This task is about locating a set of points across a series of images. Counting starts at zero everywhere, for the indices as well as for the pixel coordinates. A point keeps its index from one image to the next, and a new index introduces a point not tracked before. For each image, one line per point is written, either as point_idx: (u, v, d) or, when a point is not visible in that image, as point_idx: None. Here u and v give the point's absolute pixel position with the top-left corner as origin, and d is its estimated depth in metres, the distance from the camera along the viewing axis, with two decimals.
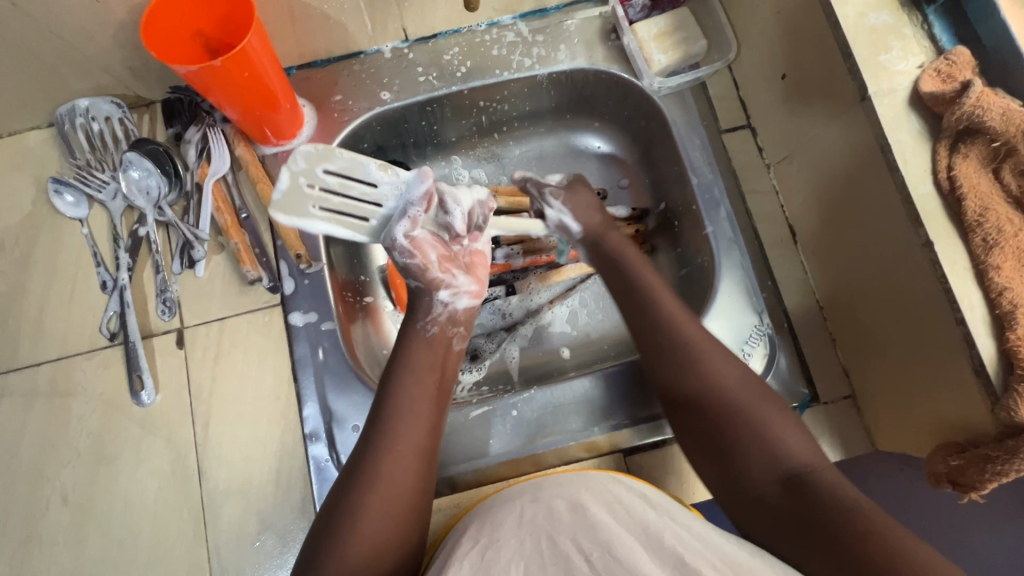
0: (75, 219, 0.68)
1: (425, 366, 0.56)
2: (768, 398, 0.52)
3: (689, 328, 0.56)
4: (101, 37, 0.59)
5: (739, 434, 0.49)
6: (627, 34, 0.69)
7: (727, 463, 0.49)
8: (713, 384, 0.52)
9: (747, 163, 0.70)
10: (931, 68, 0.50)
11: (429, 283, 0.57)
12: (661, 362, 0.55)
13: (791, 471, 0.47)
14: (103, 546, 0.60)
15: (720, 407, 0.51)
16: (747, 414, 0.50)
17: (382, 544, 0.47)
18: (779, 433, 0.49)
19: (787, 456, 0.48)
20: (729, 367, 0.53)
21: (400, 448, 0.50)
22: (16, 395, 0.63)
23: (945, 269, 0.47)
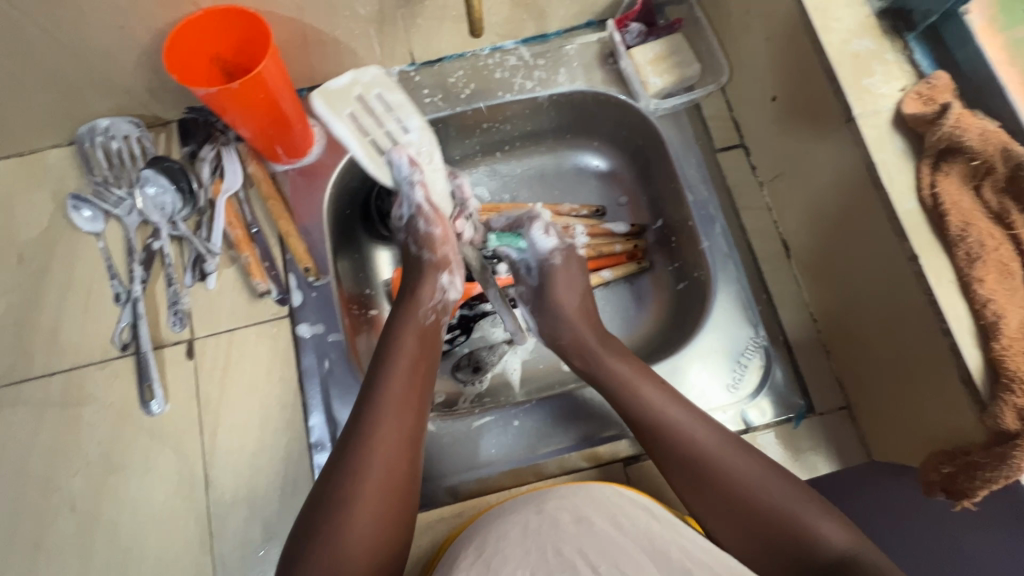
0: (91, 233, 0.70)
1: (410, 374, 0.56)
2: (791, 489, 0.50)
3: (701, 434, 0.54)
4: (123, 60, 0.63)
5: (779, 530, 0.48)
6: (624, 59, 0.72)
7: (775, 561, 0.47)
8: (739, 486, 0.51)
9: (741, 180, 0.72)
10: (912, 90, 0.53)
11: (441, 257, 0.66)
12: (677, 473, 0.54)
13: (835, 560, 0.45)
14: (109, 555, 0.61)
15: (758, 514, 0.49)
16: (783, 509, 0.48)
17: (375, 537, 0.47)
18: (817, 525, 0.47)
19: (830, 549, 0.45)
20: (748, 462, 0.52)
21: (380, 434, 0.51)
22: (28, 404, 0.65)
23: (930, 281, 0.49)
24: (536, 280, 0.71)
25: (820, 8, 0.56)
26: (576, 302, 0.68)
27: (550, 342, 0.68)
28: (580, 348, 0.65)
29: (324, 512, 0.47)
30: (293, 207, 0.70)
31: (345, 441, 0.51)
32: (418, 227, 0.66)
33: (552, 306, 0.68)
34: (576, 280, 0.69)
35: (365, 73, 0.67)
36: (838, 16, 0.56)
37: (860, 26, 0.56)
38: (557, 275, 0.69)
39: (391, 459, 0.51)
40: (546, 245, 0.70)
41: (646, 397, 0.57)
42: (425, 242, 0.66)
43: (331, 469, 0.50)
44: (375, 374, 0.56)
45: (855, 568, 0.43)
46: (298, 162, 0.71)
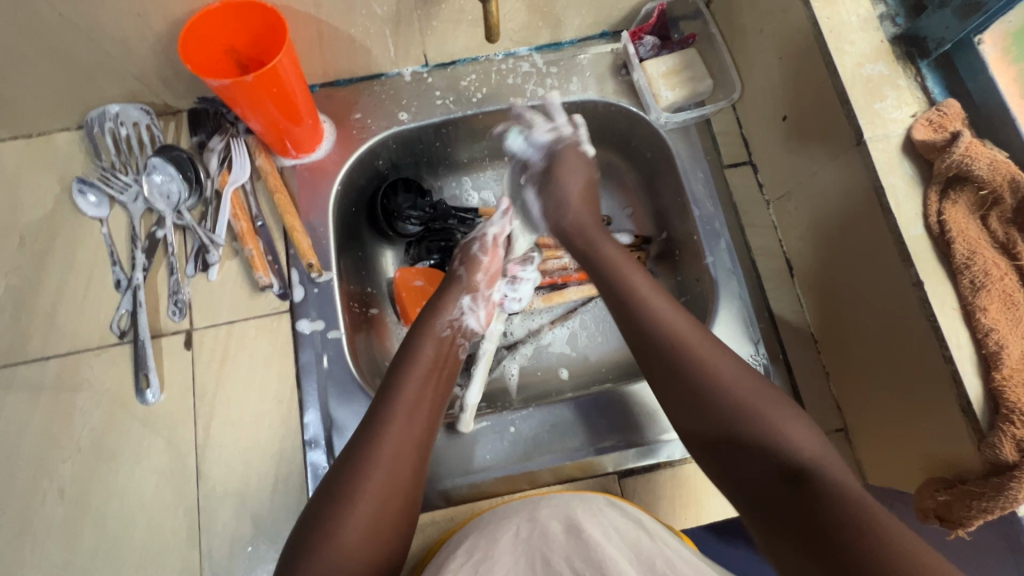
0: (95, 219, 0.70)
1: (423, 375, 0.57)
2: (763, 390, 0.49)
3: (677, 324, 0.54)
4: (137, 48, 0.62)
5: (743, 425, 0.47)
6: (637, 71, 0.72)
7: (737, 464, 0.46)
8: (709, 381, 0.50)
9: (748, 198, 0.72)
10: (923, 117, 0.53)
11: (471, 280, 0.68)
12: (655, 366, 0.53)
13: (795, 468, 0.43)
14: (96, 543, 0.60)
15: (722, 407, 0.48)
16: (749, 412, 0.47)
17: (371, 535, 0.47)
18: (785, 430, 0.45)
19: (794, 452, 0.44)
20: (723, 360, 0.51)
21: (393, 437, 0.51)
22: (22, 388, 0.64)
23: (934, 307, 0.49)
24: (545, 163, 0.72)
25: (835, 31, 0.57)
26: (579, 189, 0.70)
27: (553, 226, 0.69)
28: (585, 232, 0.66)
29: (326, 509, 0.47)
30: (299, 202, 0.70)
31: (357, 440, 0.52)
32: (471, 248, 0.70)
33: (555, 185, 0.69)
34: (580, 163, 0.71)
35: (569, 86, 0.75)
36: (852, 39, 0.56)
37: (874, 51, 0.56)
38: (567, 155, 0.71)
39: (398, 462, 0.51)
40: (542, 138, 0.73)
41: (634, 284, 0.58)
42: (468, 262, 0.69)
43: (340, 467, 0.50)
44: (392, 375, 0.57)
45: (816, 477, 0.42)
46: (305, 157, 0.71)
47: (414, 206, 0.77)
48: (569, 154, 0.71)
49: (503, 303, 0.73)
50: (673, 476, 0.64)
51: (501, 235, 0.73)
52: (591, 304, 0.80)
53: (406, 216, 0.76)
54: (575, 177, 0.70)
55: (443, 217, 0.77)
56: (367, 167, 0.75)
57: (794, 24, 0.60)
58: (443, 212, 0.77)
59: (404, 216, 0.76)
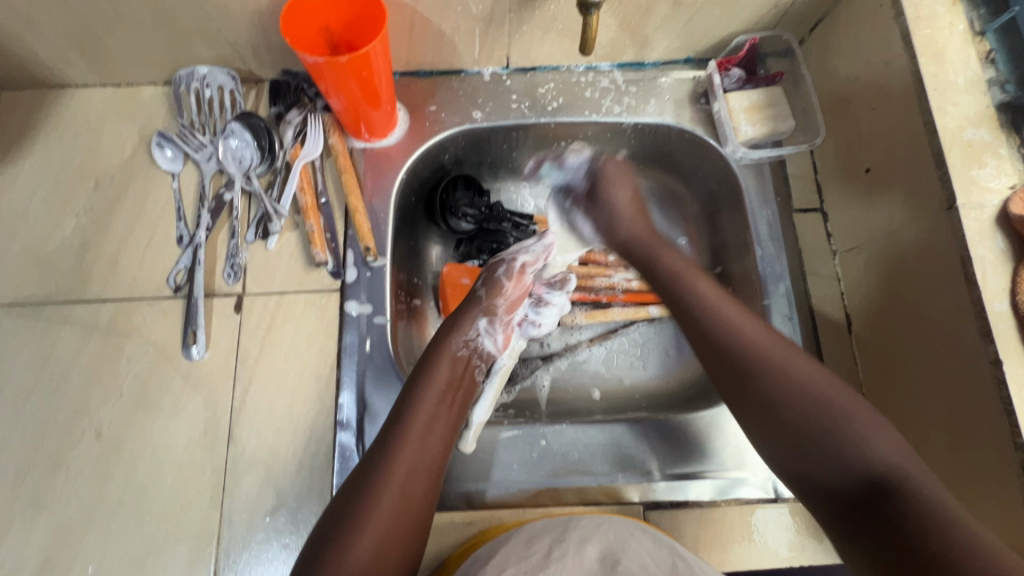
0: (168, 172, 0.72)
1: (440, 394, 0.59)
2: (839, 390, 0.50)
3: (751, 330, 0.56)
4: (237, 16, 0.64)
5: (816, 431, 0.49)
6: (719, 101, 0.71)
7: (812, 470, 0.48)
8: (790, 387, 0.51)
9: (815, 245, 0.70)
10: (1023, 191, 0.51)
11: (490, 302, 0.67)
12: (726, 370, 0.55)
13: (875, 473, 0.45)
14: (124, 488, 0.61)
15: (794, 402, 0.51)
16: (826, 412, 0.49)
17: (383, 553, 0.47)
18: (868, 437, 0.47)
19: (880, 459, 0.45)
20: (800, 364, 0.53)
21: (403, 462, 0.52)
22: (76, 325, 0.66)
23: (1011, 392, 0.47)
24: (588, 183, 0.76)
25: (939, 90, 0.55)
26: (626, 198, 0.74)
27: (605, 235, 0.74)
28: (646, 243, 0.70)
29: (339, 525, 0.48)
30: (364, 184, 0.71)
31: (370, 460, 0.52)
32: (496, 271, 0.69)
33: (604, 202, 0.74)
34: (625, 171, 0.76)
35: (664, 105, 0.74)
36: (956, 101, 0.55)
37: (978, 115, 0.54)
38: (607, 169, 0.76)
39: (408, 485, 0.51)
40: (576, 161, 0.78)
41: (703, 292, 0.61)
42: (491, 284, 0.68)
43: (357, 474, 0.51)
44: (410, 388, 0.58)
45: (903, 486, 0.43)
46: (376, 141, 0.72)
47: (470, 204, 0.76)
48: (611, 167, 0.76)
49: (523, 326, 0.72)
50: (704, 520, 0.61)
51: (531, 262, 0.72)
52: (632, 328, 0.79)
53: (461, 212, 0.76)
54: (621, 185, 0.75)
55: (498, 219, 0.77)
56: (432, 159, 0.76)
57: (895, 76, 0.59)
58: (498, 215, 0.77)
59: (459, 213, 0.76)
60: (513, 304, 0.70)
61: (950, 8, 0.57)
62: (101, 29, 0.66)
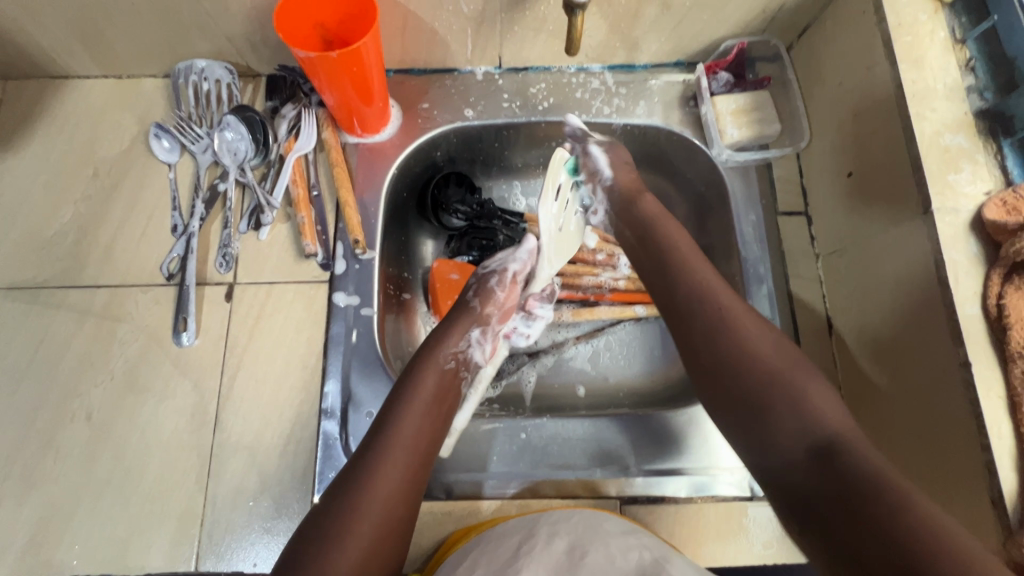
0: (165, 163, 0.73)
1: (425, 410, 0.56)
2: (796, 360, 0.50)
3: (723, 294, 0.56)
4: (234, 11, 0.65)
5: (769, 396, 0.48)
6: (706, 104, 0.72)
7: (759, 440, 0.48)
8: (744, 354, 0.51)
9: (798, 248, 0.71)
10: (997, 196, 0.51)
11: (482, 313, 0.65)
12: (690, 329, 0.55)
13: (822, 437, 0.44)
14: (112, 469, 0.63)
15: (755, 367, 0.50)
16: (785, 379, 0.49)
17: (364, 568, 0.46)
18: (813, 401, 0.47)
19: (825, 423, 0.45)
20: (762, 332, 0.53)
21: (385, 473, 0.50)
22: (71, 310, 0.68)
23: (979, 394, 0.48)
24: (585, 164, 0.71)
25: (918, 96, 0.56)
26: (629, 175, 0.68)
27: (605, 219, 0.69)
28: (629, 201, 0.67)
29: (316, 538, 0.46)
30: (356, 178, 0.72)
31: (351, 472, 0.50)
32: (489, 280, 0.67)
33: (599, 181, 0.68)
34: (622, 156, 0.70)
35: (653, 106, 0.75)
36: (935, 107, 0.55)
37: (956, 121, 0.55)
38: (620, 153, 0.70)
39: (390, 498, 0.49)
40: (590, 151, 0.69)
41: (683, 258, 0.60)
42: (483, 294, 0.66)
43: (335, 492, 0.49)
44: (393, 404, 0.56)
45: (845, 448, 0.43)
46: (369, 137, 0.74)
47: (462, 201, 0.78)
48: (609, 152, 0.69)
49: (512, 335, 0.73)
50: (679, 517, 0.62)
51: (523, 271, 0.68)
52: (619, 326, 0.80)
53: (453, 209, 0.77)
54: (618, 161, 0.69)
55: (489, 217, 0.78)
56: (424, 156, 0.77)
57: (877, 82, 0.60)
58: (489, 212, 0.78)
59: (450, 209, 0.78)
60: (506, 314, 0.68)
61: (932, 15, 0.58)
62: (102, 21, 0.67)
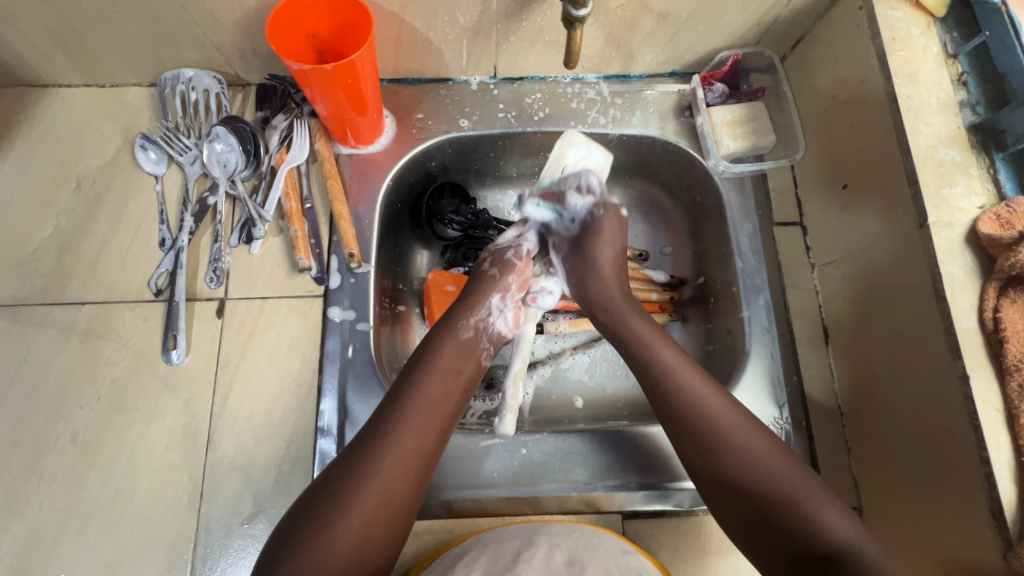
0: (151, 175, 0.71)
1: (444, 381, 0.58)
2: (794, 469, 0.50)
3: (709, 402, 0.54)
4: (224, 20, 0.64)
5: (776, 510, 0.49)
6: (701, 115, 0.72)
7: (765, 552, 0.49)
8: (746, 465, 0.51)
9: (794, 258, 0.71)
10: (991, 211, 0.52)
11: (501, 279, 0.66)
12: (687, 443, 0.54)
13: (829, 550, 0.46)
14: (99, 493, 0.60)
15: (755, 477, 0.50)
16: (785, 492, 0.49)
17: (370, 537, 0.48)
18: (821, 515, 0.48)
19: (830, 538, 0.47)
20: (750, 437, 0.52)
21: (396, 449, 0.52)
22: (54, 328, 0.65)
23: (977, 406, 0.48)
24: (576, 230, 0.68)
25: (913, 110, 0.57)
26: (610, 254, 0.67)
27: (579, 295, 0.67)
28: (612, 312, 0.64)
29: (327, 502, 0.48)
30: (350, 190, 0.71)
31: (363, 441, 0.52)
32: (506, 252, 0.68)
33: (589, 255, 0.66)
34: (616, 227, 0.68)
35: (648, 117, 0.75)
36: (929, 121, 0.56)
37: (950, 136, 0.56)
38: (603, 224, 0.67)
39: (401, 472, 0.51)
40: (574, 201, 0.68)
41: (668, 364, 0.57)
42: (501, 263, 0.67)
43: (349, 454, 0.51)
44: (411, 373, 0.58)
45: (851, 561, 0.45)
46: (363, 148, 0.72)
47: (456, 211, 0.77)
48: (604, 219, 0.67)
49: (537, 298, 0.70)
50: (680, 530, 0.62)
51: (535, 250, 0.70)
52: None
53: (447, 219, 0.76)
54: (609, 239, 0.67)
55: (484, 227, 0.77)
56: (419, 167, 0.76)
57: (872, 95, 0.60)
58: (485, 222, 0.77)
59: (445, 219, 0.76)
60: (524, 278, 0.68)
61: (924, 30, 0.59)
62: (85, 29, 0.65)
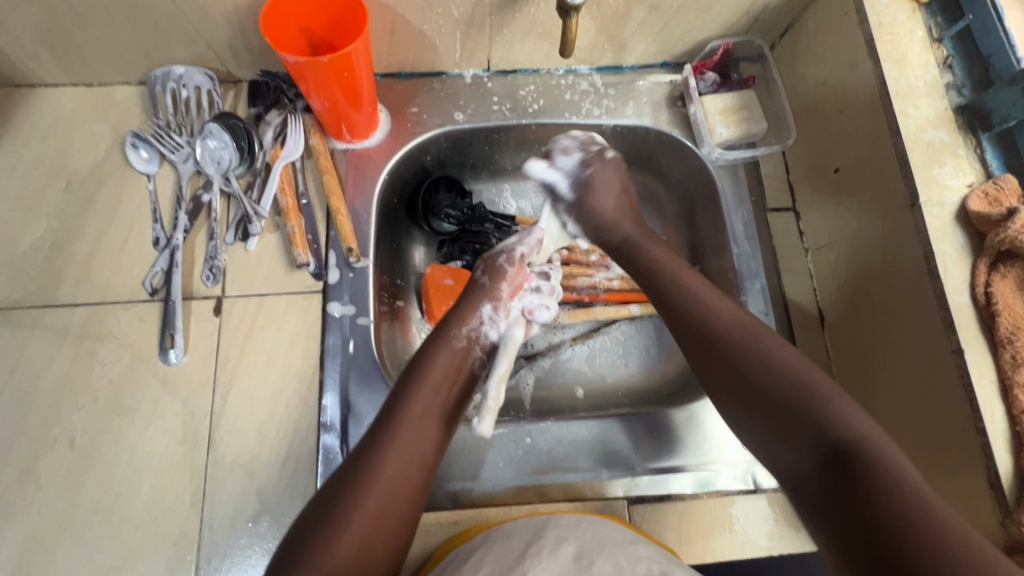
0: (143, 174, 0.70)
1: (434, 391, 0.57)
2: (811, 368, 0.50)
3: (722, 309, 0.57)
4: (215, 15, 0.63)
5: (791, 406, 0.48)
6: (694, 104, 0.73)
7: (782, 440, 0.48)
8: (760, 367, 0.51)
9: (787, 243, 0.72)
10: (979, 189, 0.54)
11: (492, 288, 0.66)
12: (699, 350, 0.56)
13: (843, 439, 0.45)
14: (98, 497, 0.59)
15: (768, 373, 0.51)
16: (799, 384, 0.49)
17: (369, 547, 0.47)
18: (838, 413, 0.46)
19: (845, 427, 0.45)
20: (767, 340, 0.53)
21: (386, 458, 0.51)
22: (46, 331, 0.64)
23: (972, 378, 0.49)
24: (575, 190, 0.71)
25: (902, 93, 0.58)
26: (609, 203, 0.70)
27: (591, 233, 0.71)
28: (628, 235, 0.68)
29: (324, 514, 0.48)
30: (345, 185, 0.71)
31: (360, 458, 0.51)
32: (497, 258, 0.69)
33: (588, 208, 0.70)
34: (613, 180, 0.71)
35: (642, 108, 0.76)
36: (917, 104, 0.57)
37: (937, 117, 0.57)
38: (595, 181, 0.70)
39: (392, 481, 0.50)
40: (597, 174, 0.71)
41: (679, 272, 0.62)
42: (493, 272, 0.67)
43: (346, 471, 0.51)
44: (405, 385, 0.57)
45: (865, 450, 0.43)
46: (358, 143, 0.72)
47: (453, 205, 0.77)
48: (599, 173, 0.70)
49: (532, 312, 0.72)
50: (687, 513, 0.62)
51: (529, 254, 0.71)
52: (615, 326, 0.80)
53: (443, 213, 0.76)
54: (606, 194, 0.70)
55: (480, 220, 0.78)
56: (414, 161, 0.76)
57: (860, 80, 0.61)
58: (481, 216, 0.78)
59: (441, 213, 0.76)
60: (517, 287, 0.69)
61: (909, 16, 0.61)
62: (73, 27, 0.64)
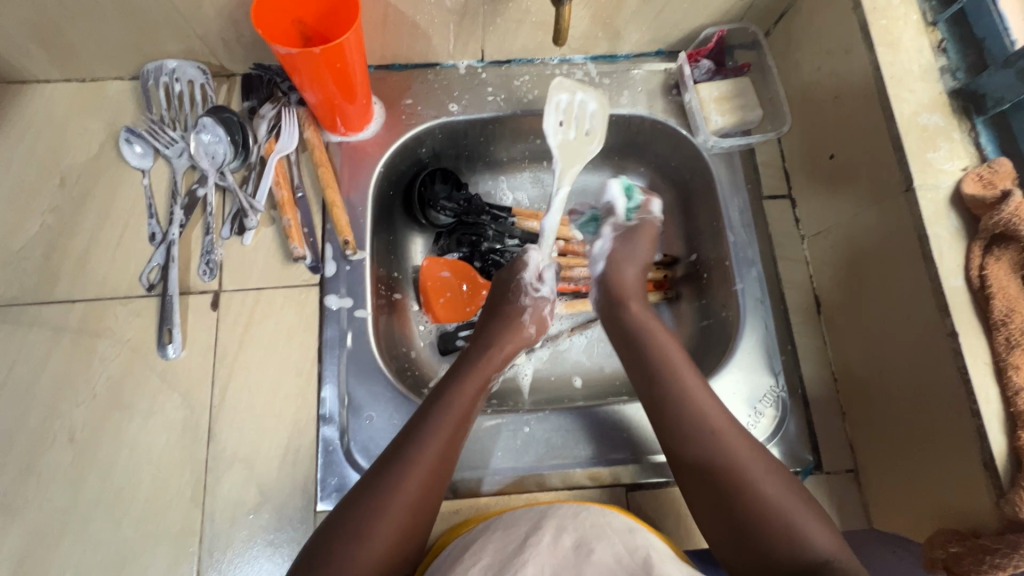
0: (138, 169, 0.70)
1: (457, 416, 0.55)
2: (784, 476, 0.51)
3: (702, 400, 0.55)
4: (206, 8, 0.63)
5: (757, 509, 0.48)
6: (689, 92, 0.73)
7: (748, 543, 0.48)
8: (733, 465, 0.51)
9: (784, 231, 0.72)
10: (974, 172, 0.54)
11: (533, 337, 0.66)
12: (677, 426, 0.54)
13: (811, 562, 0.45)
14: (99, 491, 0.60)
15: (739, 468, 0.51)
16: (771, 493, 0.49)
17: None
18: (805, 525, 0.47)
19: (812, 551, 0.46)
20: (746, 443, 0.52)
21: (396, 514, 0.48)
22: (44, 327, 0.64)
23: (966, 360, 0.50)
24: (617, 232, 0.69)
25: (896, 78, 0.58)
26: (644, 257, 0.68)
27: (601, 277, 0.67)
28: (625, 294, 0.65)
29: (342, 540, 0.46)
30: (341, 178, 0.71)
31: (384, 473, 0.50)
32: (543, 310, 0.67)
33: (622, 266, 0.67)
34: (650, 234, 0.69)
35: (637, 98, 0.75)
36: (912, 88, 0.57)
37: (931, 101, 0.57)
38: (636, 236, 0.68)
39: (407, 534, 0.48)
40: (604, 264, 0.68)
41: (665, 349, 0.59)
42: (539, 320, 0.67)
43: (370, 485, 0.49)
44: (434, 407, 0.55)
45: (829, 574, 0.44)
46: (353, 135, 0.72)
47: (449, 197, 0.76)
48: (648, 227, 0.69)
49: None
50: (680, 499, 0.63)
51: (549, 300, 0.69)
52: None
53: (439, 206, 0.76)
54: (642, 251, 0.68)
55: (477, 212, 0.76)
56: (410, 153, 0.76)
57: (855, 65, 0.61)
58: (477, 207, 0.76)
59: (438, 206, 0.76)
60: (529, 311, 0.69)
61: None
62: (64, 22, 0.64)
